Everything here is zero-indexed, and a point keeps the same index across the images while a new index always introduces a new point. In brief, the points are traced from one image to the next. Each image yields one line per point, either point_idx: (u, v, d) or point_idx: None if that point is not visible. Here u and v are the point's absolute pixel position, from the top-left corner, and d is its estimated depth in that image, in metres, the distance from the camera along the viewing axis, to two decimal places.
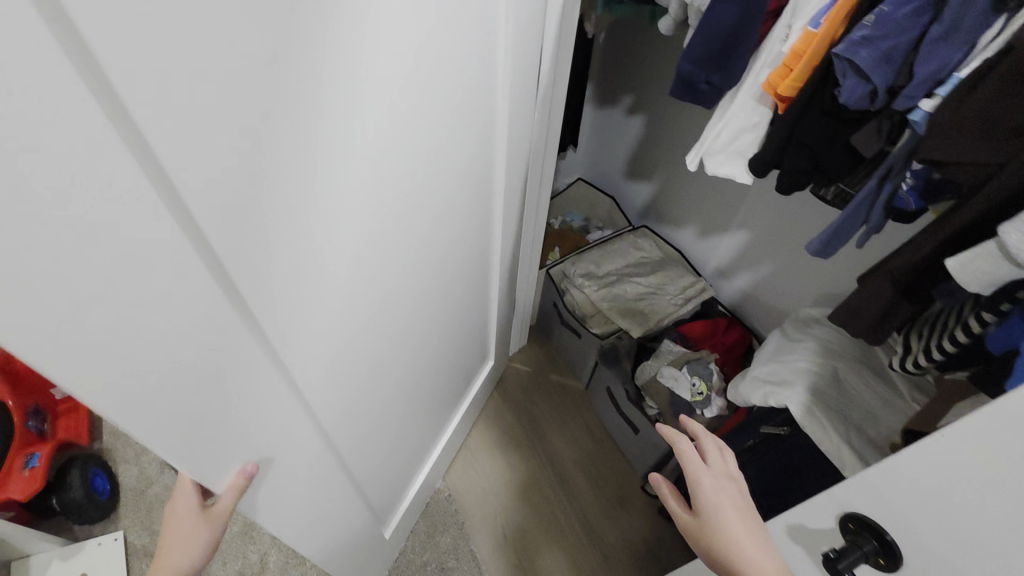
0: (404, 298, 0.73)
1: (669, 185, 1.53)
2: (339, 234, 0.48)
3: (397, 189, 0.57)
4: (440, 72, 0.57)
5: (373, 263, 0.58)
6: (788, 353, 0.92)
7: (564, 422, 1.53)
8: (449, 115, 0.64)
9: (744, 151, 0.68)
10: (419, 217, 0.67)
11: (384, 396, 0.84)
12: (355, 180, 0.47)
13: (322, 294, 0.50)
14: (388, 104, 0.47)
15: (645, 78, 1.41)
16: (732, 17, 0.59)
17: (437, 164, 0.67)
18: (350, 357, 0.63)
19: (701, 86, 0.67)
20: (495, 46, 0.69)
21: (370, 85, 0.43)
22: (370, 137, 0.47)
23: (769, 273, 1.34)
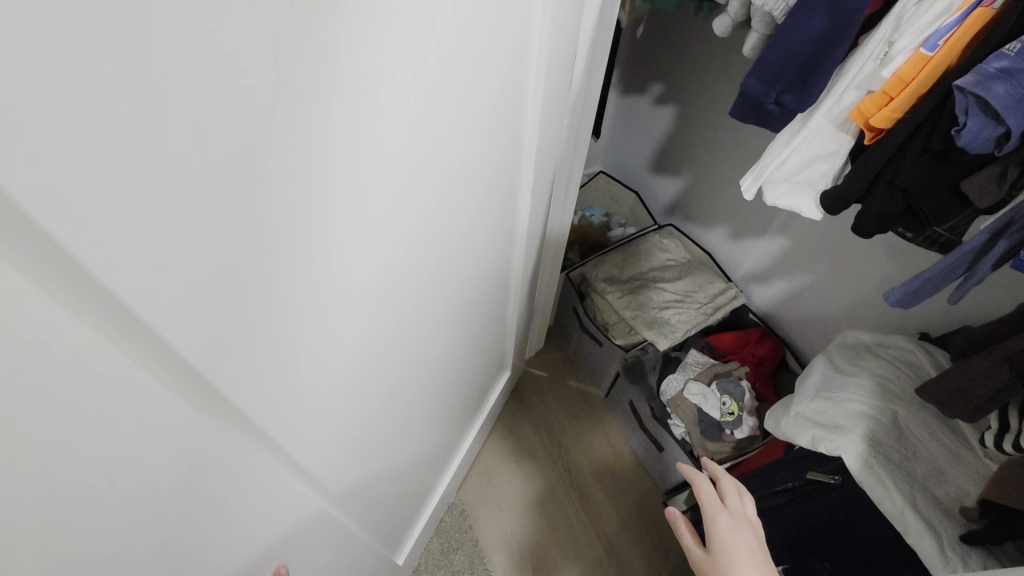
0: (412, 332, 0.66)
1: (698, 183, 1.42)
2: (328, 299, 0.40)
3: (401, 232, 0.49)
4: (457, 96, 0.47)
5: (376, 314, 0.51)
6: (839, 389, 0.84)
7: (584, 431, 1.47)
8: (466, 140, 0.55)
9: (815, 181, 0.59)
10: (432, 250, 0.59)
11: (396, 429, 0.78)
12: (349, 238, 0.39)
13: (312, 358, 0.43)
14: (393, 146, 0.39)
15: (678, 66, 1.29)
16: (817, 31, 0.49)
17: (452, 192, 0.58)
18: (349, 409, 0.57)
19: (768, 106, 0.57)
20: (524, 55, 0.59)
21: (371, 131, 0.34)
22: (369, 188, 0.38)
23: (807, 283, 1.24)
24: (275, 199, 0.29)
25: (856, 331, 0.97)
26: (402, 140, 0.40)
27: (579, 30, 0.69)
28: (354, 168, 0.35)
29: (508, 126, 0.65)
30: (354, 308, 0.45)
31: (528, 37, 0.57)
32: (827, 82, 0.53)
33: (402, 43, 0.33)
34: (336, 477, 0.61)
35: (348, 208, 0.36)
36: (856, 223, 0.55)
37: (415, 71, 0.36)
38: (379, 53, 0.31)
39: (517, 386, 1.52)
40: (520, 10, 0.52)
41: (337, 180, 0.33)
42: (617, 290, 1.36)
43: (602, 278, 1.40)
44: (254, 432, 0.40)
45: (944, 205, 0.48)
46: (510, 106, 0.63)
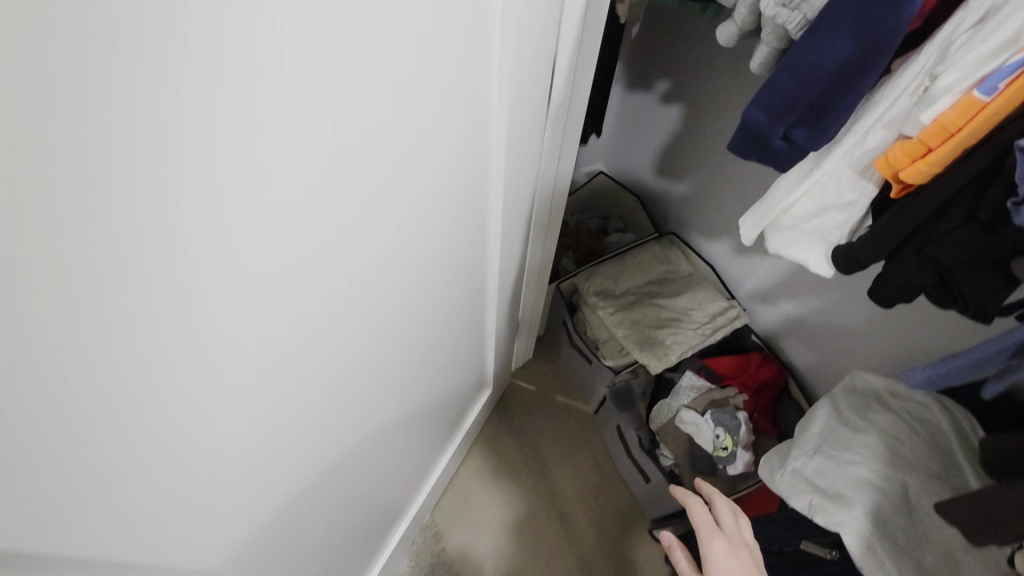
0: (347, 384, 0.57)
1: (703, 191, 1.31)
2: (146, 384, 0.31)
3: (299, 291, 0.39)
4: (378, 127, 0.37)
5: (264, 380, 0.42)
6: (844, 448, 0.75)
7: (570, 451, 1.39)
8: (409, 174, 0.45)
9: (827, 233, 0.48)
10: (364, 299, 0.50)
11: (336, 474, 0.70)
12: (177, 312, 0.30)
13: (132, 455, 0.34)
14: (243, 199, 0.29)
15: (687, 62, 1.17)
16: (838, 57, 0.39)
17: (392, 232, 0.48)
18: (253, 475, 0.49)
19: (775, 142, 0.47)
20: (484, 67, 0.49)
21: (171, 185, 0.25)
22: (199, 251, 0.29)
23: (816, 308, 1.13)
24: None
25: (866, 372, 0.86)
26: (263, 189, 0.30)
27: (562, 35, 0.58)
28: (149, 233, 0.25)
29: (470, 150, 0.56)
30: (204, 383, 0.35)
31: (485, 45, 0.47)
32: (848, 118, 0.43)
33: (212, 69, 0.23)
34: (242, 536, 0.54)
35: (152, 281, 0.27)
36: (874, 288, 0.45)
37: (261, 103, 0.27)
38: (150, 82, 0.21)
39: (501, 400, 1.45)
40: (470, 17, 0.41)
41: (107, 250, 0.24)
42: (610, 306, 1.27)
43: (594, 291, 1.30)
44: (51, 542, 0.32)
45: (989, 285, 0.38)
46: (470, 127, 0.53)
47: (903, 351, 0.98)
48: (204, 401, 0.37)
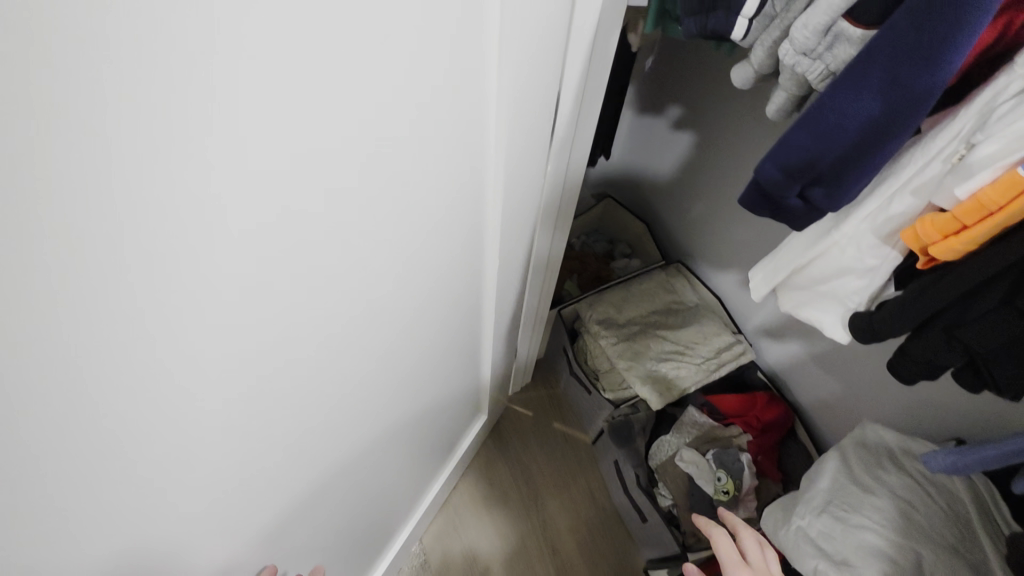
0: (321, 426, 0.54)
1: (712, 220, 1.27)
2: (70, 456, 0.28)
3: (257, 343, 0.36)
4: (355, 174, 0.34)
5: (220, 433, 0.39)
6: (854, 510, 0.70)
7: (565, 482, 1.34)
8: (388, 216, 0.42)
9: (844, 298, 0.45)
10: (336, 342, 0.46)
11: (308, 508, 0.67)
12: (100, 379, 0.27)
13: (57, 526, 0.30)
14: (178, 258, 0.26)
15: (701, 91, 1.14)
16: (863, 120, 0.35)
17: (369, 274, 0.45)
18: (209, 524, 0.46)
19: (788, 201, 0.43)
20: (480, 105, 0.45)
21: (85, 257, 0.22)
22: (122, 314, 0.25)
23: (827, 349, 1.09)
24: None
25: (876, 425, 0.82)
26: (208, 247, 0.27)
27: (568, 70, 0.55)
28: (56, 306, 0.22)
29: (461, 187, 0.52)
30: (142, 445, 0.32)
31: (483, 82, 0.44)
32: (871, 181, 0.39)
33: (129, 128, 0.20)
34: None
35: (58, 351, 0.24)
36: (896, 363, 0.42)
37: (206, 165, 0.23)
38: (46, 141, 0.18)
39: (496, 425, 1.41)
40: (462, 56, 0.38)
41: (2, 327, 0.21)
42: (612, 335, 1.23)
43: (596, 319, 1.27)
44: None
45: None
46: (463, 165, 0.49)
47: (917, 400, 0.94)
48: (142, 462, 0.33)
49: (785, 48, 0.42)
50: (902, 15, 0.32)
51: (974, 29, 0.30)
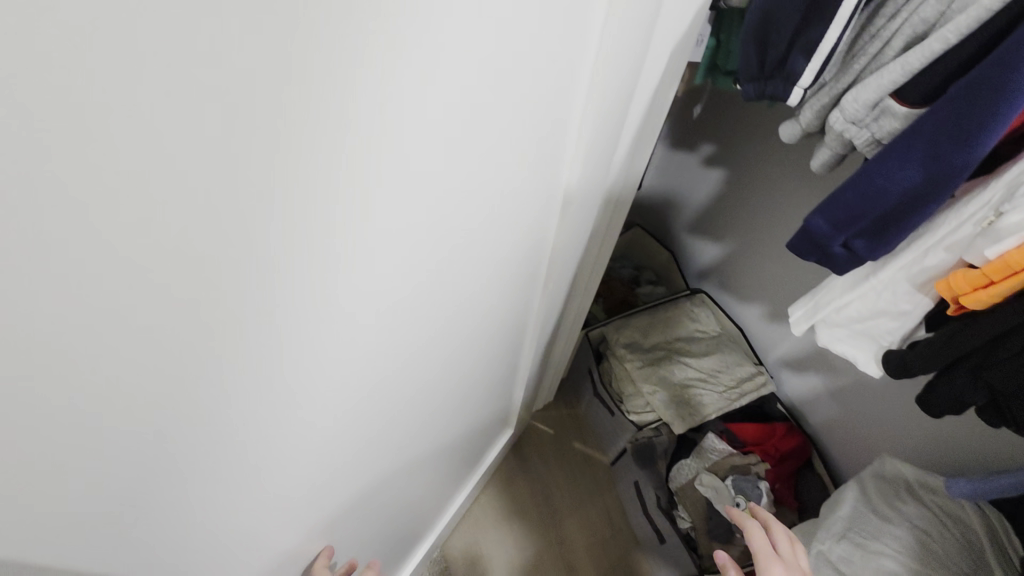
0: (377, 410, 0.61)
1: (739, 253, 1.33)
2: (229, 416, 0.34)
3: (350, 333, 0.41)
4: (455, 194, 0.42)
5: (302, 413, 0.43)
6: (873, 535, 0.75)
7: (583, 500, 1.38)
8: (460, 228, 0.48)
9: (878, 337, 0.51)
10: (398, 332, 0.52)
11: (358, 496, 0.73)
12: (253, 359, 0.32)
13: (193, 483, 0.36)
14: (329, 263, 0.32)
15: (733, 132, 1.21)
16: (904, 186, 0.41)
17: (443, 277, 0.52)
18: (274, 497, 0.50)
19: (833, 249, 0.49)
20: (551, 141, 0.52)
21: (292, 259, 0.28)
22: (283, 308, 0.31)
23: (847, 384, 1.13)
24: (86, 350, 0.22)
25: (896, 458, 0.86)
26: (348, 253, 0.33)
27: (627, 115, 0.62)
28: (266, 296, 0.29)
29: (522, 211, 0.58)
30: (257, 417, 0.37)
31: (559, 123, 0.51)
32: (910, 236, 0.45)
33: (333, 161, 0.26)
34: (257, 553, 0.55)
35: (239, 336, 0.29)
36: (926, 399, 0.47)
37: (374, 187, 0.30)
38: (288, 175, 0.24)
39: (518, 440, 1.45)
40: (544, 98, 0.44)
41: (236, 311, 0.27)
42: (637, 359, 1.28)
43: (623, 343, 1.32)
44: (111, 562, 0.34)
45: None
46: (528, 191, 0.55)
47: (933, 436, 0.98)
48: (258, 430, 0.39)
49: (835, 115, 0.49)
50: (943, 102, 0.38)
51: (1005, 119, 0.36)
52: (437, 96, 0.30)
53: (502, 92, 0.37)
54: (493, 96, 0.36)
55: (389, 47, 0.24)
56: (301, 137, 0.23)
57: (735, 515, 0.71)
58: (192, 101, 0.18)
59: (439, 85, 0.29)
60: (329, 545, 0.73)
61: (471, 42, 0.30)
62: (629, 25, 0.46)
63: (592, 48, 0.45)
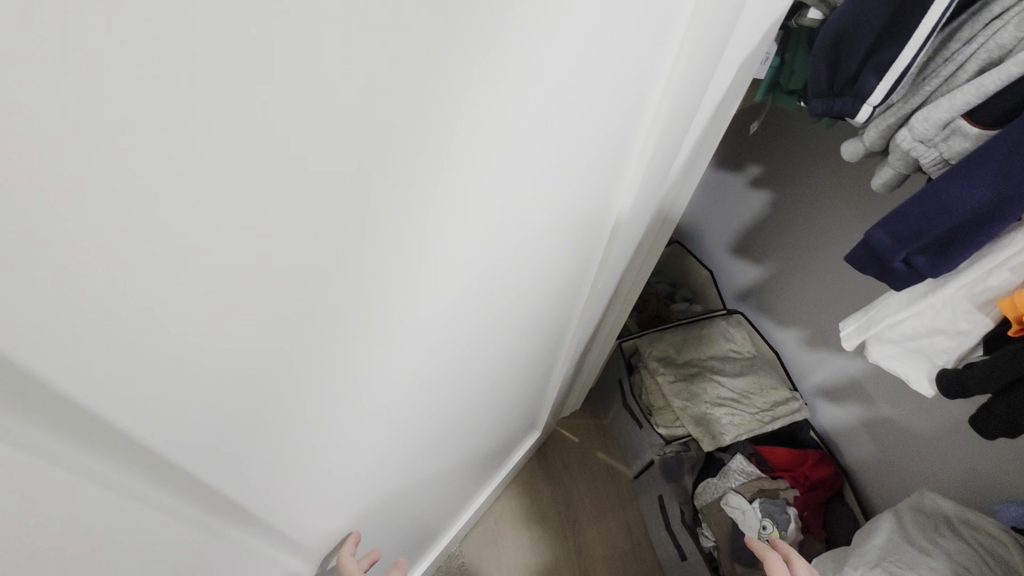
0: (430, 395, 0.63)
1: (780, 276, 1.32)
2: (314, 365, 0.37)
3: (422, 303, 0.44)
4: (530, 182, 0.44)
5: (368, 380, 0.45)
6: (910, 565, 0.74)
7: (604, 511, 1.38)
8: (529, 218, 0.50)
9: (933, 355, 0.51)
10: (463, 316, 0.54)
11: (398, 478, 0.75)
12: (339, 309, 0.35)
13: (279, 426, 0.39)
14: (415, 222, 0.34)
15: (783, 154, 1.22)
16: (971, 202, 0.42)
17: (507, 267, 0.54)
18: (333, 463, 0.53)
19: (893, 264, 0.50)
20: (620, 144, 0.54)
21: (386, 213, 0.31)
22: (371, 259, 0.33)
23: (885, 416, 1.10)
24: (218, 265, 0.25)
25: (936, 493, 0.85)
26: (432, 214, 0.35)
27: (690, 126, 0.64)
28: (362, 248, 0.32)
29: (584, 209, 0.60)
30: (335, 371, 0.40)
31: (630, 126, 0.53)
32: (975, 257, 0.45)
33: (433, 119, 0.28)
34: (291, 527, 0.54)
35: (333, 278, 0.32)
36: (981, 422, 0.47)
37: (461, 157, 0.33)
38: (398, 126, 0.27)
39: (543, 444, 1.46)
40: (621, 101, 0.47)
41: (336, 256, 0.31)
42: (669, 374, 1.28)
43: (656, 356, 1.33)
44: (206, 485, 0.37)
45: None
46: (592, 190, 0.57)
47: (974, 474, 0.95)
48: (334, 388, 0.42)
49: (903, 135, 0.50)
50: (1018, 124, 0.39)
51: None
52: (529, 82, 0.33)
53: (587, 85, 0.39)
54: (579, 89, 0.39)
55: (493, 26, 0.27)
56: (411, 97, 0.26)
57: (755, 547, 0.71)
58: (344, 53, 0.21)
59: (532, 72, 0.32)
60: (355, 533, 0.71)
61: (566, 36, 0.32)
62: (707, 36, 0.48)
63: (668, 57, 0.47)
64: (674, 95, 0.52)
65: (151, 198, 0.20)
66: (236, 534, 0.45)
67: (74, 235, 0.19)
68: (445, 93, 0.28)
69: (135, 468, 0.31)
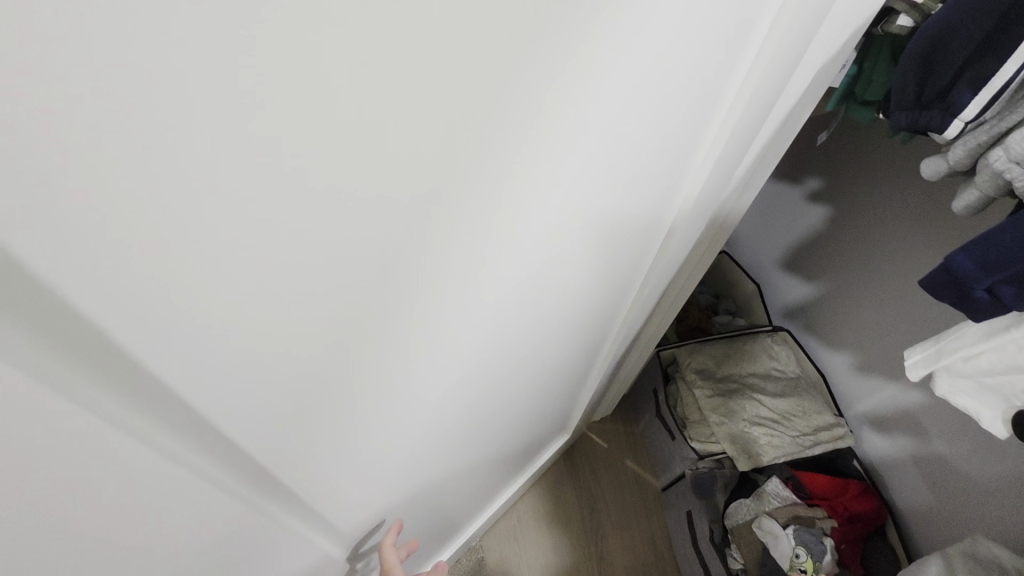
0: (469, 391, 0.63)
1: (834, 296, 1.26)
2: (361, 352, 0.37)
3: (477, 291, 0.44)
4: (590, 182, 0.43)
5: (410, 369, 0.45)
6: None
7: (628, 521, 1.35)
8: (587, 214, 0.49)
9: (1011, 395, 0.47)
10: (509, 313, 0.54)
11: (429, 470, 0.75)
12: (395, 293, 0.34)
13: (320, 412, 0.39)
14: (479, 211, 0.34)
15: (847, 169, 1.16)
16: None
17: (556, 266, 0.54)
18: (370, 452, 0.53)
19: (976, 293, 0.46)
20: (688, 142, 0.52)
21: (446, 204, 0.31)
22: (432, 245, 0.33)
23: (940, 454, 1.04)
24: (281, 246, 0.24)
25: (992, 541, 0.79)
26: (497, 202, 0.35)
27: (758, 132, 0.61)
28: (420, 239, 0.31)
29: (644, 208, 0.58)
30: (388, 351, 0.40)
31: (695, 129, 0.51)
32: None
33: (506, 108, 0.28)
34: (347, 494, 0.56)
35: (396, 258, 0.31)
36: None
37: (525, 152, 0.32)
38: (473, 109, 0.26)
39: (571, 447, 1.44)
40: (690, 102, 0.45)
41: (395, 245, 0.30)
42: (706, 388, 1.25)
43: (694, 368, 1.29)
44: (249, 460, 0.37)
45: None
46: (653, 191, 0.56)
47: None
48: (376, 377, 0.42)
49: (997, 152, 0.47)
50: None
51: None
52: (601, 78, 0.32)
53: (663, 80, 0.38)
54: (655, 84, 0.37)
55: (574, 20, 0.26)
56: (486, 87, 0.25)
57: None
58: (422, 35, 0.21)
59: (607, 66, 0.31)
60: (398, 519, 0.76)
61: (646, 32, 0.31)
62: (787, 38, 0.45)
63: (739, 59, 0.45)
64: (751, 95, 0.50)
65: (224, 173, 0.20)
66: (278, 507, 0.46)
67: (145, 210, 0.19)
68: (524, 81, 0.27)
69: (198, 432, 0.31)
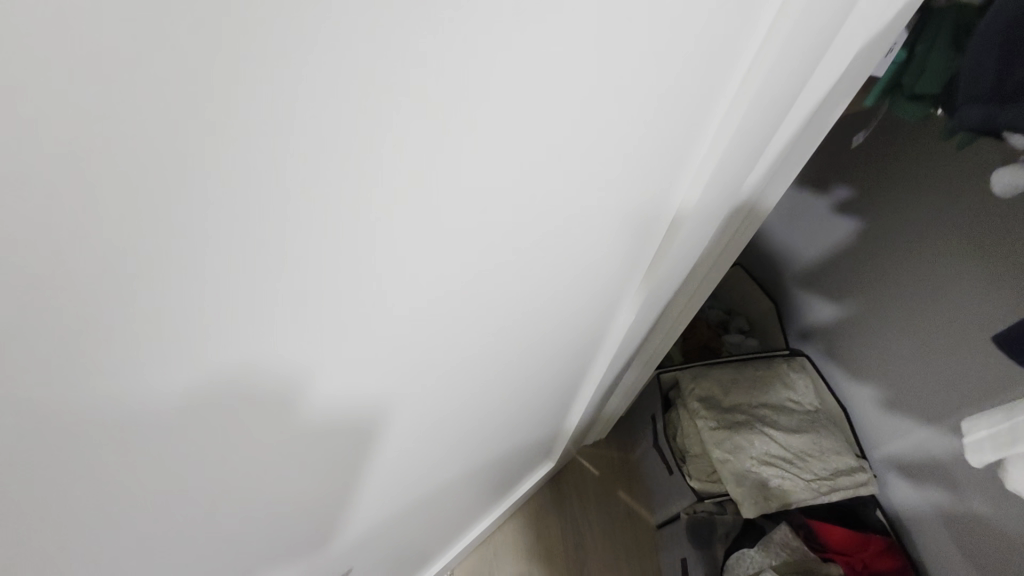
0: (399, 436, 0.51)
1: (860, 320, 1.12)
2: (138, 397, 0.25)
3: (367, 295, 0.32)
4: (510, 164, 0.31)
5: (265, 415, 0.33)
6: None
7: (617, 559, 1.23)
8: (534, 202, 0.36)
9: None
10: (428, 341, 0.42)
11: (367, 519, 0.64)
12: (192, 292, 0.23)
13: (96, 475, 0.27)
14: (321, 165, 0.22)
15: (887, 176, 1.02)
16: None
17: (494, 280, 0.42)
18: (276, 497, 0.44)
19: None
20: (681, 115, 0.39)
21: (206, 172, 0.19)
22: (233, 214, 0.21)
23: (982, 514, 0.89)
24: None
25: None
26: (349, 157, 0.23)
27: (777, 116, 0.48)
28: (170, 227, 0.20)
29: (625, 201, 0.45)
30: (223, 377, 0.28)
31: (679, 111, 0.38)
32: None
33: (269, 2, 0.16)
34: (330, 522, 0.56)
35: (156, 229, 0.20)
36: None
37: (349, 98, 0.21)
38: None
39: (558, 473, 1.31)
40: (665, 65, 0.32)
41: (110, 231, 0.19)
42: (711, 419, 1.10)
43: (697, 396, 1.15)
44: None
45: None
46: (632, 178, 0.43)
47: None
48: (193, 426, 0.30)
49: None
50: None
51: None
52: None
53: (627, 13, 0.27)
54: (607, 4, 0.25)
55: None
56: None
57: None
58: None
59: None
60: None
61: None
62: None
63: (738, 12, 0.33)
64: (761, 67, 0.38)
65: None
66: (227, 534, 0.42)
67: None
68: None
69: None
